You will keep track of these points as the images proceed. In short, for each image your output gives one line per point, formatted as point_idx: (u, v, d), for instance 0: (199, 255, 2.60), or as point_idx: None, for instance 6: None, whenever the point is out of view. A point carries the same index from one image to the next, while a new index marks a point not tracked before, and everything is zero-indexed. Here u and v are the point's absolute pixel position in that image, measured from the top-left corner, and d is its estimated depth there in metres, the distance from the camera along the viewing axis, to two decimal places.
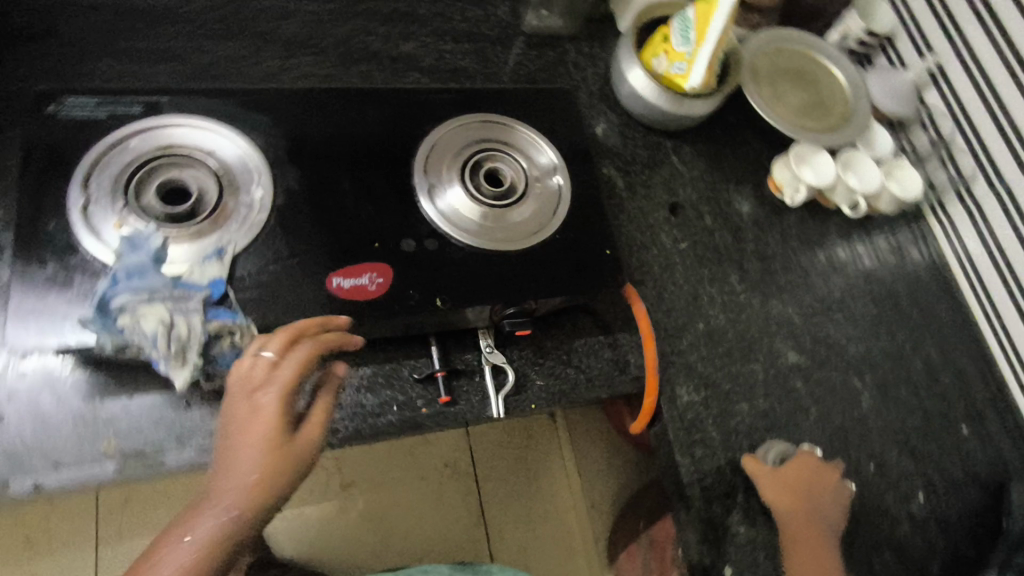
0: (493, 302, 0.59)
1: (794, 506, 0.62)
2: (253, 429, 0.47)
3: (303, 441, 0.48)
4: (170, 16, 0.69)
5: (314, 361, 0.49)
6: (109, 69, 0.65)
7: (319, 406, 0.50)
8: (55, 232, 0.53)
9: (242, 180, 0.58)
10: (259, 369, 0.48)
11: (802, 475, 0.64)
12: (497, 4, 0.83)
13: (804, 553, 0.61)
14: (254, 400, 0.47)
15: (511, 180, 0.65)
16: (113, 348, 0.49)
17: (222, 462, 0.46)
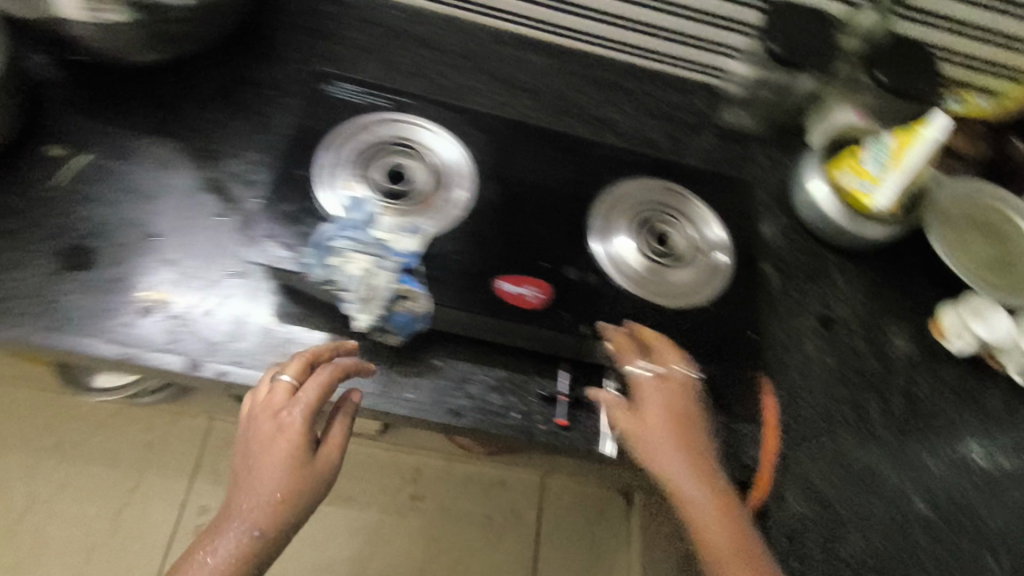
0: (633, 346, 0.62)
1: (662, 462, 0.55)
2: (278, 447, 0.54)
3: (323, 459, 0.56)
4: (430, 43, 0.84)
5: (335, 382, 0.57)
6: (374, 72, 0.80)
7: (336, 428, 0.58)
8: (301, 176, 0.63)
9: (450, 179, 0.66)
10: (283, 391, 0.56)
11: (641, 421, 0.57)
12: (700, 95, 0.91)
13: (690, 526, 0.54)
14: (279, 421, 0.55)
15: (677, 246, 0.69)
16: (316, 282, 0.58)
17: (247, 477, 0.54)
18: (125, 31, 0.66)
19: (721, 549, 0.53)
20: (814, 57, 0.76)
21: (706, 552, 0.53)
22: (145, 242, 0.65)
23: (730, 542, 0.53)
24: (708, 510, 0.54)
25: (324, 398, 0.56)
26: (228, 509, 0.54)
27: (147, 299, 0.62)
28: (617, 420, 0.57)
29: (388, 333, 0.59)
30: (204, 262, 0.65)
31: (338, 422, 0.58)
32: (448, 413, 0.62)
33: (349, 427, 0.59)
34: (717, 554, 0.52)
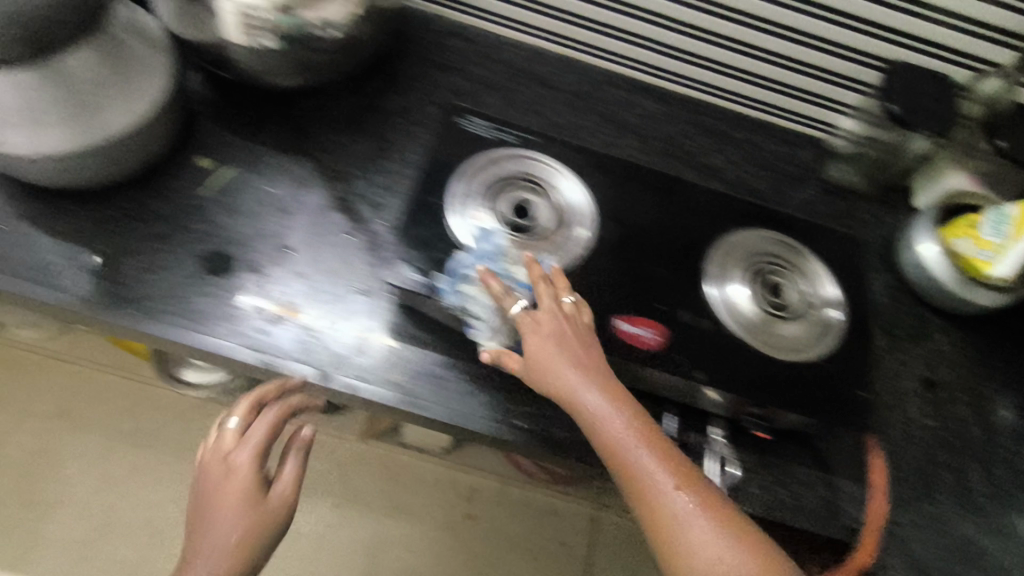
0: (741, 395, 0.63)
1: (561, 392, 0.55)
2: (232, 487, 0.61)
3: (277, 495, 0.63)
4: (546, 80, 0.88)
5: (284, 419, 0.64)
6: (496, 104, 0.84)
7: (289, 466, 0.66)
8: (435, 205, 0.66)
9: (572, 218, 0.68)
10: (233, 436, 0.63)
11: (535, 356, 0.57)
12: (804, 147, 0.92)
13: (606, 450, 0.53)
14: (229, 463, 0.62)
15: (790, 299, 0.69)
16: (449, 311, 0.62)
17: (205, 520, 0.60)
18: (273, 62, 0.70)
19: (641, 458, 0.52)
20: (933, 121, 0.76)
21: (627, 468, 0.52)
22: (279, 255, 0.67)
23: (646, 450, 0.52)
24: (619, 424, 0.53)
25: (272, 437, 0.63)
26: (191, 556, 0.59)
27: (278, 309, 0.65)
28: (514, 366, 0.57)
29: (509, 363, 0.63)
30: (330, 278, 0.68)
31: (290, 461, 0.66)
32: (555, 442, 0.65)
33: (302, 466, 0.67)
34: (636, 465, 0.52)
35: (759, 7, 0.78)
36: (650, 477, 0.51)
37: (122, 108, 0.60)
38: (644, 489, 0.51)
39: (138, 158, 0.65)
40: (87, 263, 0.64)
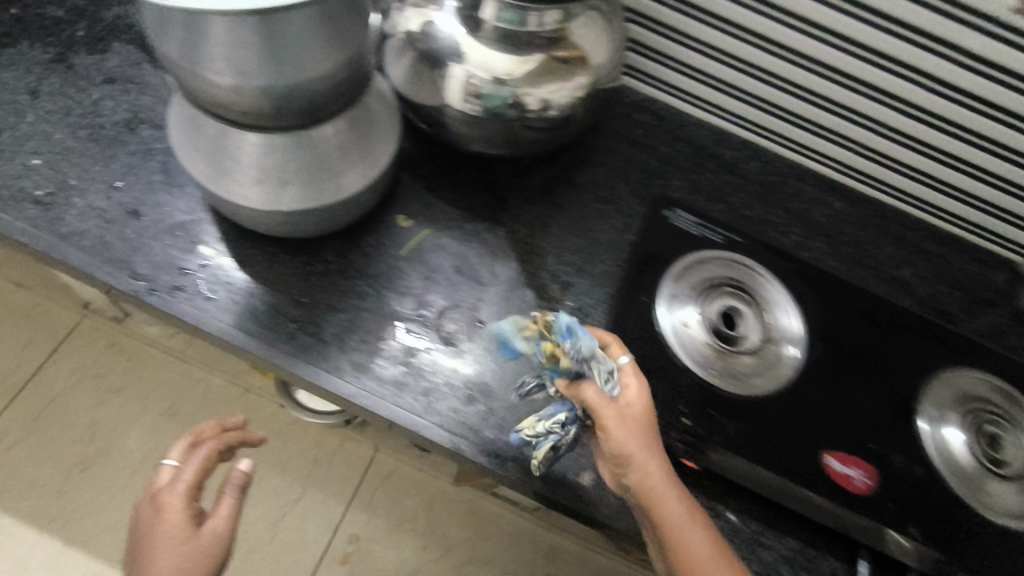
0: (956, 557, 0.57)
1: (636, 453, 0.52)
2: (159, 526, 0.60)
3: (208, 532, 0.61)
4: (731, 167, 0.84)
5: (212, 453, 0.66)
6: (681, 185, 0.80)
7: (224, 504, 0.63)
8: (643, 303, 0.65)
9: (780, 335, 0.65)
10: (167, 473, 0.64)
11: (621, 410, 0.53)
12: (996, 269, 0.86)
13: (661, 522, 0.51)
14: (155, 504, 0.61)
15: (1011, 456, 0.63)
16: (551, 349, 0.54)
17: (133, 565, 0.59)
18: (488, 131, 0.67)
19: (695, 542, 0.51)
20: None
21: (678, 548, 0.51)
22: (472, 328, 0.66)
23: (703, 535, 0.51)
24: (683, 505, 0.52)
25: (203, 467, 0.64)
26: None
27: (468, 387, 0.63)
28: (596, 407, 0.53)
29: (531, 433, 0.57)
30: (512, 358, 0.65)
31: (227, 499, 0.63)
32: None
33: (238, 501, 0.64)
34: (687, 547, 0.51)
35: (1001, 131, 0.73)
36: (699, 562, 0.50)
37: (357, 170, 0.59)
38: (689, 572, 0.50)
39: (348, 217, 0.65)
40: (290, 314, 0.64)
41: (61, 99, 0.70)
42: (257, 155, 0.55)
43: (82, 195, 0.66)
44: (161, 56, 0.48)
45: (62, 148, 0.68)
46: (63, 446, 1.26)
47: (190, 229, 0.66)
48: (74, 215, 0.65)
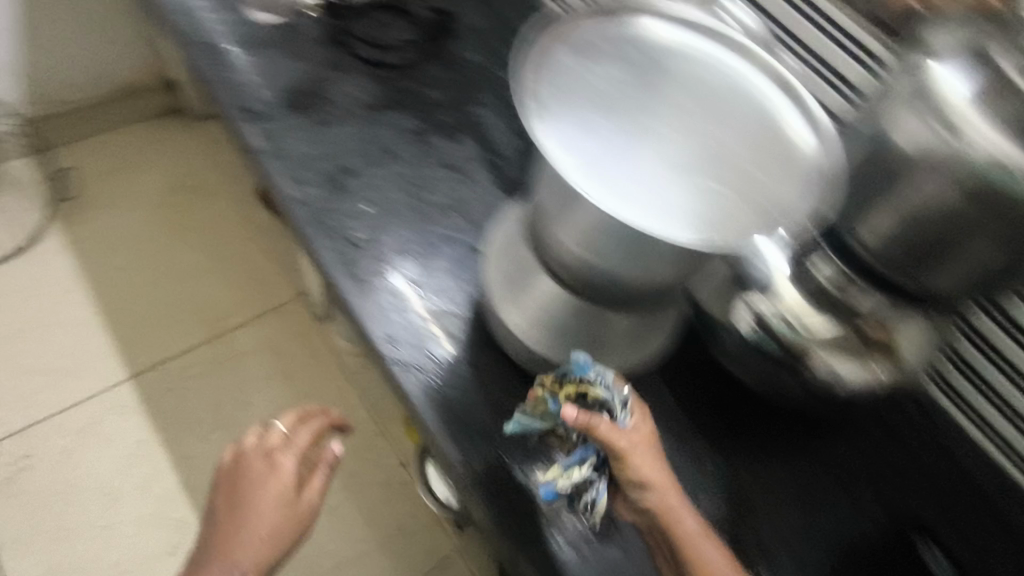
0: None
1: (656, 477, 0.54)
2: (273, 479, 0.71)
3: (304, 499, 0.71)
4: (994, 505, 0.69)
5: (320, 429, 0.77)
6: (926, 504, 0.68)
7: (318, 477, 0.73)
8: None
9: None
10: (279, 436, 0.75)
11: (637, 435, 0.55)
12: None
13: (684, 541, 0.54)
14: (271, 460, 0.72)
15: None
16: (575, 388, 0.55)
17: (241, 504, 0.69)
18: (756, 363, 0.65)
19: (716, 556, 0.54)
20: None
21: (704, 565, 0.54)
22: None
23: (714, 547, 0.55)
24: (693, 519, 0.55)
25: (310, 440, 0.76)
26: (223, 541, 0.68)
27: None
28: (617, 441, 0.53)
29: (570, 481, 0.55)
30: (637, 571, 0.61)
31: (321, 474, 0.74)
32: None
33: (329, 477, 0.74)
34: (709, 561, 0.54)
35: None
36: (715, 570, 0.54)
37: (619, 355, 0.61)
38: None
39: None
40: (495, 441, 0.64)
41: (405, 166, 0.81)
42: (548, 306, 0.59)
43: (383, 250, 0.74)
44: (535, 201, 0.55)
45: (388, 205, 0.77)
46: (225, 400, 1.38)
47: (448, 320, 0.70)
48: (371, 262, 0.73)
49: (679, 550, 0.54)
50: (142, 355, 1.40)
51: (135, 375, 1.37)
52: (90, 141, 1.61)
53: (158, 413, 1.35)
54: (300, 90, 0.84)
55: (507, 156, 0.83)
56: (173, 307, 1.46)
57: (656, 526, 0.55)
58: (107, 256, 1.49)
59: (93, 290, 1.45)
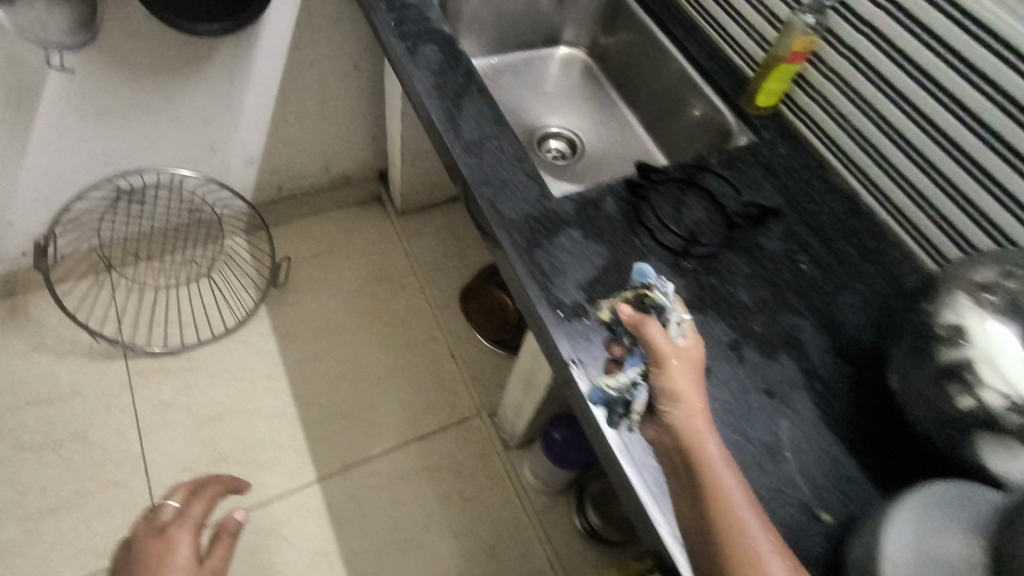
0: None
1: (685, 389, 0.60)
2: (174, 551, 0.76)
3: (210, 566, 0.77)
4: None
5: (212, 503, 0.85)
6: None
7: (222, 543, 0.80)
8: None
9: None
10: (167, 518, 0.81)
11: (679, 350, 0.62)
12: None
13: (697, 456, 0.57)
14: (170, 534, 0.78)
15: None
16: (637, 293, 0.69)
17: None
18: None
19: (725, 479, 0.56)
20: None
21: (708, 482, 0.55)
22: None
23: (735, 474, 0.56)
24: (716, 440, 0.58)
25: (203, 513, 0.82)
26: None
27: None
28: (657, 343, 0.62)
29: (615, 384, 0.64)
30: None
31: (223, 540, 0.80)
32: None
33: (229, 544, 0.80)
34: (712, 480, 0.56)
35: None
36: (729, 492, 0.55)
37: None
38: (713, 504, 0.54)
39: None
40: None
41: (728, 396, 0.70)
42: None
43: None
44: None
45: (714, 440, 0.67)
46: (406, 518, 1.33)
47: None
48: None
49: (689, 461, 0.57)
50: (331, 456, 1.39)
51: (325, 476, 1.36)
52: (299, 224, 1.68)
53: (341, 521, 1.32)
54: (604, 278, 0.77)
55: (833, 385, 0.73)
56: (361, 407, 1.45)
57: (675, 440, 0.59)
58: (303, 343, 1.51)
59: (290, 378, 1.47)
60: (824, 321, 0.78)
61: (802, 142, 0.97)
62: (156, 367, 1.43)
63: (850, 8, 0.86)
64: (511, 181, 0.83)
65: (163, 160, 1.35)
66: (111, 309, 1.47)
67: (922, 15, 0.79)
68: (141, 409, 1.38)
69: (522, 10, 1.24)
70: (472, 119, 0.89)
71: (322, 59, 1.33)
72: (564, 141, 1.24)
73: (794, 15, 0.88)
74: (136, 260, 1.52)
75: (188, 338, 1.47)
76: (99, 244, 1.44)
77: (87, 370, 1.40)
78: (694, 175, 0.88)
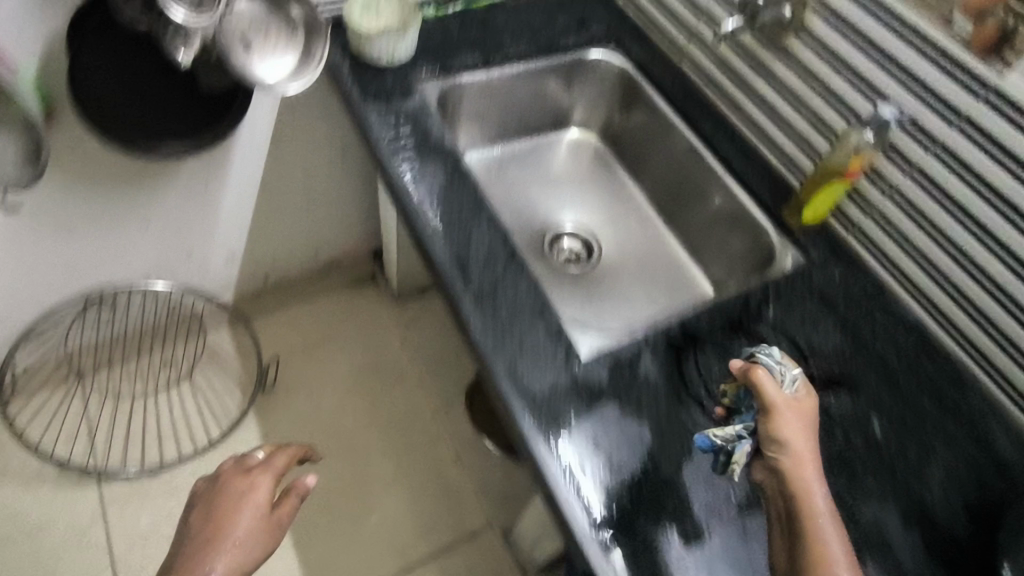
0: None
1: (796, 441, 0.58)
2: (247, 501, 0.73)
3: (274, 520, 0.73)
4: None
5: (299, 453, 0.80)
6: None
7: (291, 501, 0.75)
8: None
9: None
10: (253, 460, 0.79)
11: (793, 402, 0.61)
12: None
13: (804, 512, 0.55)
14: (249, 478, 0.75)
15: None
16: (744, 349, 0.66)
17: (212, 528, 0.71)
18: None
19: (831, 540, 0.54)
20: None
21: (814, 539, 0.54)
22: None
23: (839, 535, 0.54)
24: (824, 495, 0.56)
25: (286, 462, 0.79)
26: (188, 557, 0.68)
27: None
28: (770, 394, 0.60)
29: (721, 434, 0.62)
30: None
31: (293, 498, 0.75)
32: None
33: (298, 502, 0.75)
34: (822, 537, 0.54)
35: None
36: (831, 550, 0.53)
37: None
38: (818, 554, 0.53)
39: None
40: None
41: None
42: None
43: None
44: None
45: None
46: None
47: None
48: None
49: (795, 515, 0.56)
50: None
51: None
52: (287, 311, 1.55)
53: None
54: (645, 478, 0.64)
55: None
56: (358, 526, 1.31)
57: (783, 489, 0.58)
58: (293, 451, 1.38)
59: None
60: (916, 514, 0.65)
61: (858, 265, 0.84)
62: (130, 491, 1.29)
63: (914, 122, 0.74)
64: (532, 343, 0.71)
65: (135, 271, 1.24)
66: (81, 422, 1.33)
67: (1013, 141, 0.66)
68: (114, 541, 1.24)
69: (529, 98, 1.11)
70: (482, 260, 0.77)
71: (306, 151, 1.21)
72: (578, 246, 1.11)
73: (851, 129, 0.77)
74: (108, 367, 1.39)
75: (166, 454, 1.33)
76: (67, 351, 1.32)
77: (54, 498, 1.26)
78: (739, 325, 0.76)
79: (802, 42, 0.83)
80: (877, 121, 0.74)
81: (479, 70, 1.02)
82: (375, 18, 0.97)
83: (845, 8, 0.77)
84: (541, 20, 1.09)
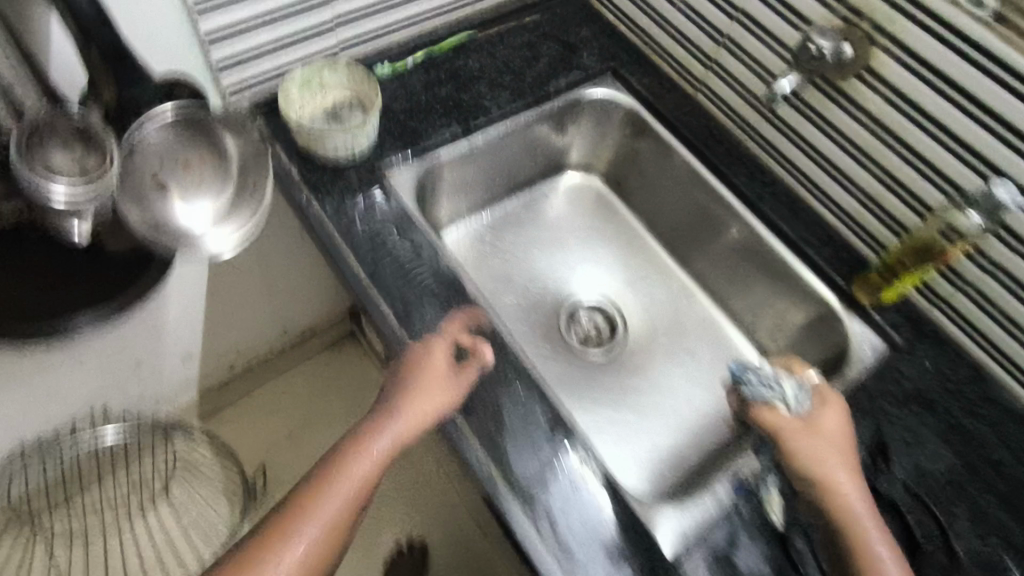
0: None
1: (811, 460, 0.58)
2: (428, 365, 0.62)
3: (448, 394, 0.62)
4: None
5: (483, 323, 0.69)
6: None
7: (466, 373, 0.64)
8: None
9: None
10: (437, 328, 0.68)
11: (799, 423, 0.61)
12: None
13: (846, 529, 0.55)
14: (426, 341, 0.64)
15: None
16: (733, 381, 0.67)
17: (392, 393, 0.61)
18: None
19: (879, 551, 0.54)
20: None
21: (861, 552, 0.54)
22: None
23: (885, 541, 0.54)
24: (860, 506, 0.56)
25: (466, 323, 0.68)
26: (376, 404, 0.62)
27: None
28: (774, 423, 0.62)
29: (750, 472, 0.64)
30: None
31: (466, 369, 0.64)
32: None
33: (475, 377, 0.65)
34: (868, 547, 0.54)
35: None
36: (880, 560, 0.53)
37: None
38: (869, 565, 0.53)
39: None
40: None
41: None
42: None
43: None
44: None
45: None
46: None
47: None
48: None
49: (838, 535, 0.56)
50: None
51: None
52: (265, 392, 1.38)
53: None
54: None
55: None
56: None
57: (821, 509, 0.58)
58: None
59: None
60: None
61: (948, 342, 0.72)
62: None
63: None
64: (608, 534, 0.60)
65: (77, 406, 1.05)
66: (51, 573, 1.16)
67: None
68: None
69: (518, 152, 0.92)
70: (520, 439, 0.63)
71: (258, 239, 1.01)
72: (601, 321, 0.95)
73: (958, 211, 0.62)
74: (67, 504, 1.21)
75: None
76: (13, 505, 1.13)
77: None
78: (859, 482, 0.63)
79: (868, 90, 0.67)
80: (990, 204, 0.59)
81: (460, 140, 0.83)
82: (319, 96, 0.77)
83: (930, 53, 0.61)
84: (522, 59, 0.89)
